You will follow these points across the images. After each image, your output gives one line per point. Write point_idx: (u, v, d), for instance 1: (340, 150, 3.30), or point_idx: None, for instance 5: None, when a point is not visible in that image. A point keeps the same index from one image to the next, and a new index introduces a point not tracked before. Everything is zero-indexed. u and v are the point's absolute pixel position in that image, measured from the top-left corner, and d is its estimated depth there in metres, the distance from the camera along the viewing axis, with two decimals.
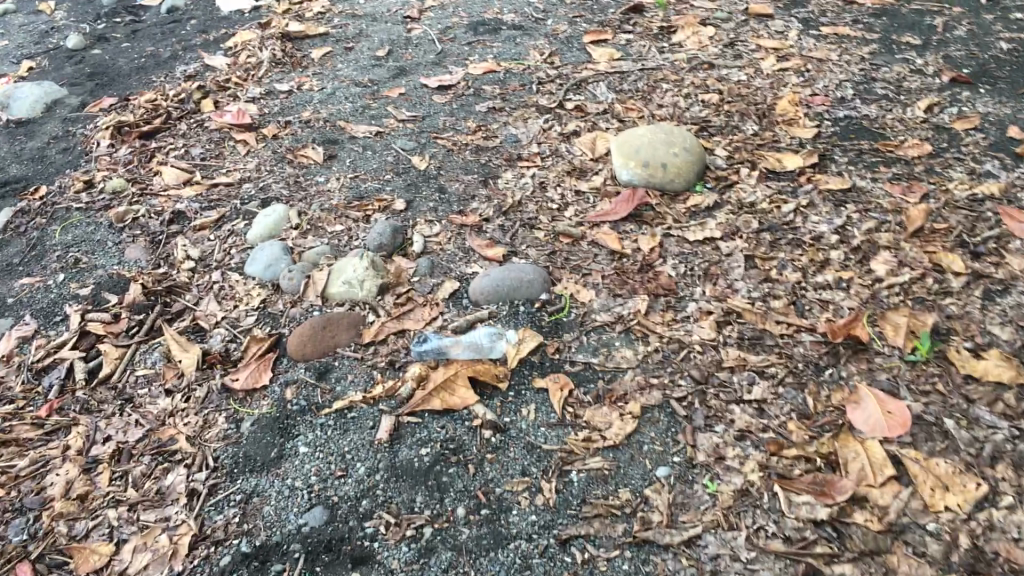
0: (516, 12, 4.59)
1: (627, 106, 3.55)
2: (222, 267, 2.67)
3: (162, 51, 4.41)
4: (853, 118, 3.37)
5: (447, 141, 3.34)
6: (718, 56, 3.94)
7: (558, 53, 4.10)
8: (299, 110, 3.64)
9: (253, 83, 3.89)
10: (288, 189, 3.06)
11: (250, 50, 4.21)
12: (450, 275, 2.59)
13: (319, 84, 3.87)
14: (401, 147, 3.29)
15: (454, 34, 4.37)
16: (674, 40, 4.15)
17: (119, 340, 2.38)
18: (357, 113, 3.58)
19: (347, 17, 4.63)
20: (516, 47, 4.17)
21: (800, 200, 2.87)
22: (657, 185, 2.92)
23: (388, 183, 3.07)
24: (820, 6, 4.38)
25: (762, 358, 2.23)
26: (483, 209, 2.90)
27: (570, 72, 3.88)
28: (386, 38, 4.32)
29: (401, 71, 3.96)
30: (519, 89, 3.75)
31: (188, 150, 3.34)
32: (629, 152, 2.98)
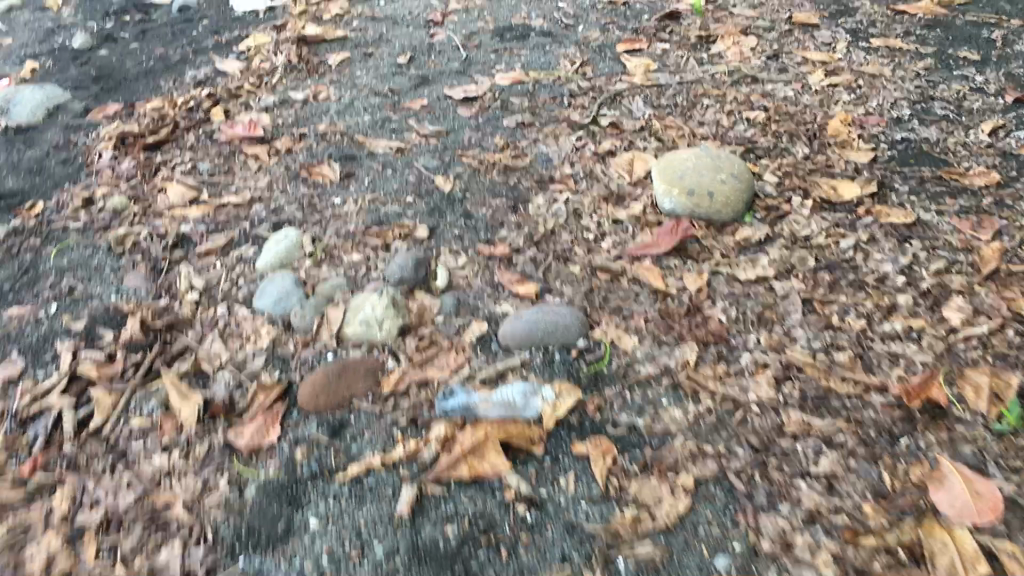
0: (545, 19, 4.37)
1: (665, 123, 3.32)
2: (228, 300, 2.45)
3: (171, 53, 4.20)
4: (912, 141, 3.11)
5: (473, 160, 3.11)
6: (761, 69, 3.69)
7: (590, 63, 3.86)
8: (316, 121, 3.42)
9: (266, 91, 3.67)
10: (302, 211, 2.84)
11: (264, 55, 3.98)
12: (478, 315, 2.36)
13: (336, 93, 3.65)
14: (424, 166, 3.07)
15: (479, 40, 4.15)
16: (713, 50, 3.91)
17: (113, 384, 2.15)
18: (376, 126, 3.36)
19: (367, 19, 4.41)
20: (545, 56, 3.94)
21: (860, 235, 2.62)
22: (702, 216, 2.67)
23: (409, 207, 2.85)
24: (868, 16, 4.13)
25: (829, 423, 1.99)
26: (513, 239, 2.68)
27: (603, 84, 3.65)
28: (408, 44, 4.11)
29: (423, 80, 3.73)
30: (549, 102, 3.52)
31: (196, 166, 3.12)
32: (672, 178, 2.74)
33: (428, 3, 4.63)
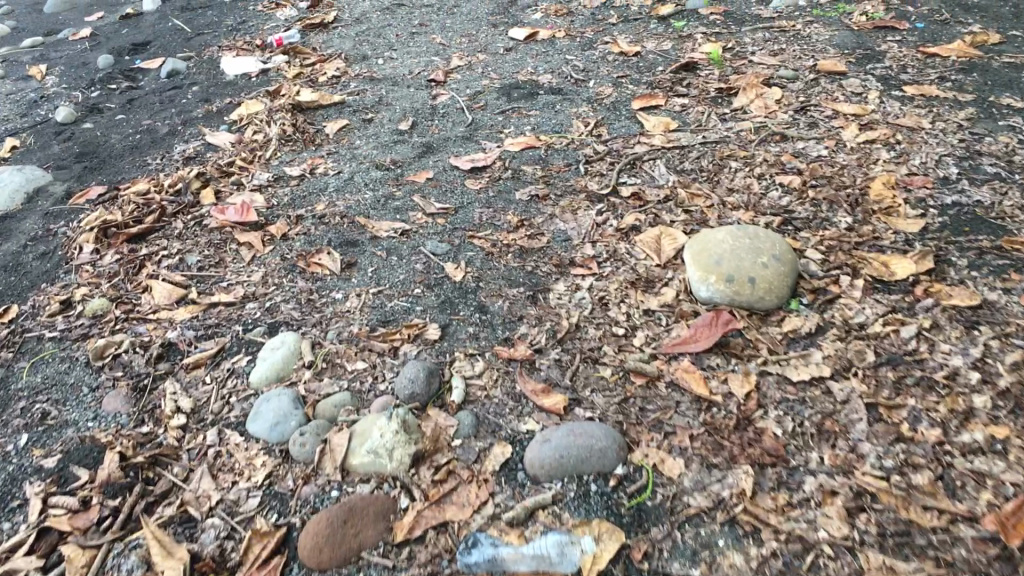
0: (553, 74, 4.16)
1: (691, 192, 3.07)
2: (219, 424, 2.18)
3: (159, 124, 3.98)
4: (964, 205, 2.85)
5: (485, 242, 2.87)
6: (789, 125, 3.45)
7: (604, 123, 3.63)
8: (314, 201, 3.18)
9: (260, 166, 3.44)
10: (300, 310, 2.59)
11: (258, 125, 3.77)
12: (500, 436, 2.09)
13: (335, 166, 3.42)
14: (431, 251, 2.82)
15: (485, 100, 3.92)
16: (735, 104, 3.67)
17: (87, 538, 1.88)
18: (379, 205, 3.11)
19: (365, 80, 4.20)
20: (556, 116, 3.71)
21: (921, 321, 2.36)
22: (743, 304, 2.41)
23: (418, 301, 2.60)
24: (896, 61, 3.90)
25: (916, 566, 1.69)
26: (533, 337, 2.42)
27: (620, 147, 3.41)
28: (410, 107, 3.88)
29: (427, 149, 3.50)
30: (564, 170, 3.28)
31: (184, 258, 2.88)
32: (707, 263, 2.48)
33: (429, 60, 4.42)
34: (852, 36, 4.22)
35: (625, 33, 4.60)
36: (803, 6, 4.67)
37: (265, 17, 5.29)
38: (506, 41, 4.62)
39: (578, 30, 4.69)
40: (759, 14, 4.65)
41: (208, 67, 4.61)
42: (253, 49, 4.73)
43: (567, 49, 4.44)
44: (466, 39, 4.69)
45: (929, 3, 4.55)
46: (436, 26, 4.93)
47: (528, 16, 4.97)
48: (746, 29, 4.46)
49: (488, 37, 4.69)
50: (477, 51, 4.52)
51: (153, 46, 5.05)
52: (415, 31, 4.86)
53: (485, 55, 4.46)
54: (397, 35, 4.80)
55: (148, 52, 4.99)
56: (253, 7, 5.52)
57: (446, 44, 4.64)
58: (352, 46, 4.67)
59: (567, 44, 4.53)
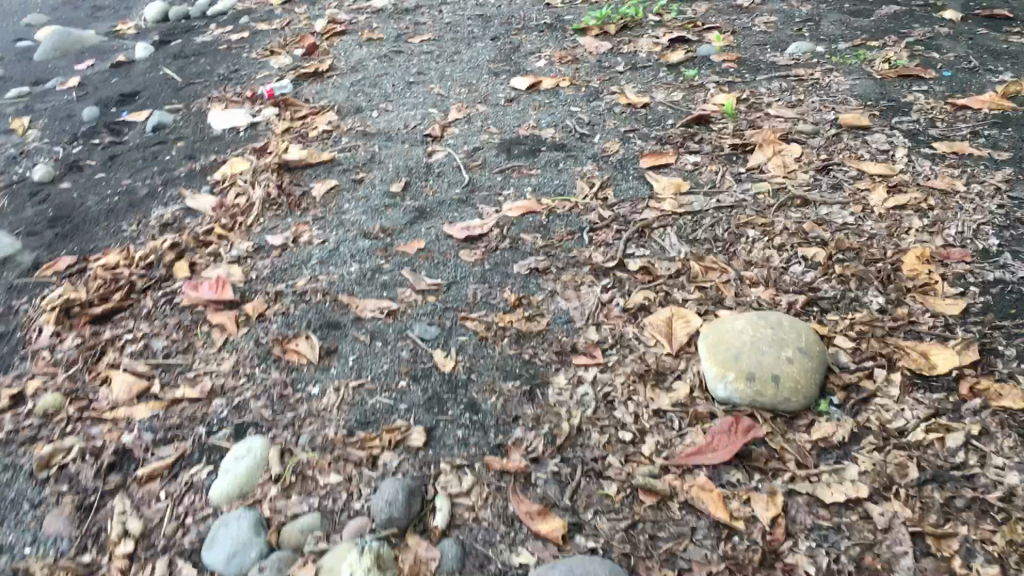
0: (556, 127, 3.93)
1: (705, 265, 2.81)
2: (171, 551, 1.93)
3: (139, 185, 3.77)
4: (1008, 283, 2.57)
5: (479, 324, 2.61)
6: (809, 188, 3.20)
7: (611, 184, 3.38)
8: (295, 274, 2.94)
9: (241, 234, 3.21)
10: (272, 407, 2.33)
11: (241, 187, 3.55)
12: (488, 570, 1.83)
13: (320, 234, 3.17)
14: (419, 336, 2.56)
15: (483, 157, 3.69)
16: (751, 163, 3.42)
17: None
18: (365, 279, 2.87)
19: (358, 135, 3.99)
20: (559, 176, 3.48)
21: (968, 426, 2.08)
22: (765, 405, 2.14)
23: (402, 397, 2.34)
24: (924, 114, 3.65)
25: None
26: (530, 443, 2.15)
27: (627, 211, 3.16)
28: (404, 165, 3.66)
29: (421, 214, 3.27)
30: (566, 239, 3.03)
31: (149, 343, 2.63)
32: (724, 356, 2.21)
33: (426, 112, 4.20)
34: (875, 85, 3.98)
35: (633, 82, 4.37)
36: (821, 52, 4.44)
37: (258, 65, 5.10)
38: (508, 91, 4.40)
39: (584, 79, 4.47)
40: (774, 61, 4.41)
41: (195, 120, 4.42)
42: (243, 101, 4.54)
43: (572, 100, 4.22)
44: (466, 89, 4.47)
45: (955, 50, 4.31)
46: (435, 75, 4.72)
47: (532, 62, 4.75)
48: (761, 77, 4.23)
49: (489, 87, 4.48)
50: (478, 102, 4.30)
51: (141, 97, 4.87)
52: (412, 80, 4.65)
53: (485, 106, 4.24)
54: (394, 85, 4.59)
55: (135, 103, 4.81)
56: (247, 53, 5.33)
57: (444, 94, 4.42)
58: (346, 98, 4.46)
59: (571, 94, 4.31)
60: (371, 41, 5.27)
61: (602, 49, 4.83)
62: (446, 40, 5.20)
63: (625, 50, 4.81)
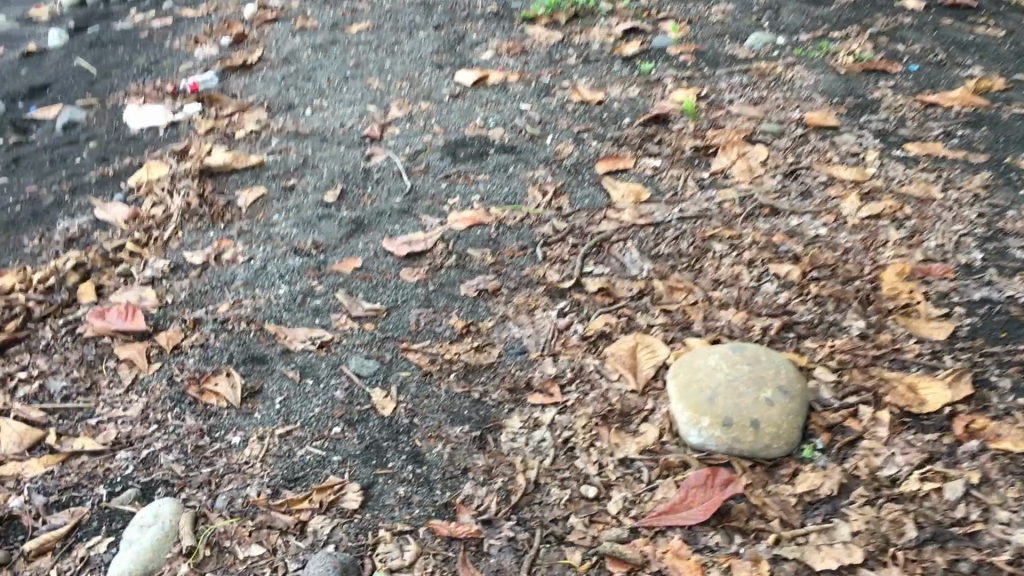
0: (505, 127, 3.66)
1: (670, 284, 2.58)
2: None
3: (44, 192, 3.42)
4: (996, 302, 2.36)
5: (422, 356, 2.34)
6: (776, 197, 3.00)
7: (565, 191, 3.13)
8: (216, 298, 2.63)
9: (156, 250, 2.89)
10: (185, 461, 2.03)
11: (158, 195, 3.21)
12: None
13: (246, 250, 2.86)
14: (355, 371, 2.28)
15: (426, 161, 3.41)
16: (713, 167, 3.21)
17: None
18: (294, 304, 2.57)
19: (290, 136, 3.68)
20: (508, 183, 3.22)
21: (967, 473, 1.85)
22: (744, 453, 1.91)
23: (336, 447, 2.06)
24: (893, 112, 3.50)
25: None
26: (481, 501, 1.89)
27: (583, 223, 2.92)
28: (339, 171, 3.36)
29: (358, 226, 2.98)
30: (517, 255, 2.78)
31: (47, 384, 2.31)
32: (696, 398, 1.98)
33: (364, 109, 3.90)
34: (840, 81, 3.82)
35: (586, 76, 4.12)
36: (783, 44, 4.27)
37: (182, 55, 4.73)
38: (453, 86, 4.11)
39: (533, 73, 4.21)
40: (734, 54, 4.22)
41: (111, 117, 4.05)
42: (164, 96, 4.17)
43: (521, 97, 3.95)
44: (408, 83, 4.18)
45: (920, 42, 4.17)
46: (374, 67, 4.40)
47: (478, 54, 4.47)
48: (720, 72, 4.02)
49: (433, 81, 4.19)
50: (420, 98, 4.01)
51: (52, 90, 4.48)
52: (350, 74, 4.34)
53: (428, 103, 3.95)
54: (330, 79, 4.27)
55: (45, 97, 4.42)
56: (170, 42, 4.95)
57: (384, 89, 4.12)
58: (278, 92, 4.13)
59: (521, 89, 4.04)
60: (305, 30, 4.93)
61: (552, 40, 4.57)
62: (386, 29, 4.88)
63: (577, 41, 4.55)
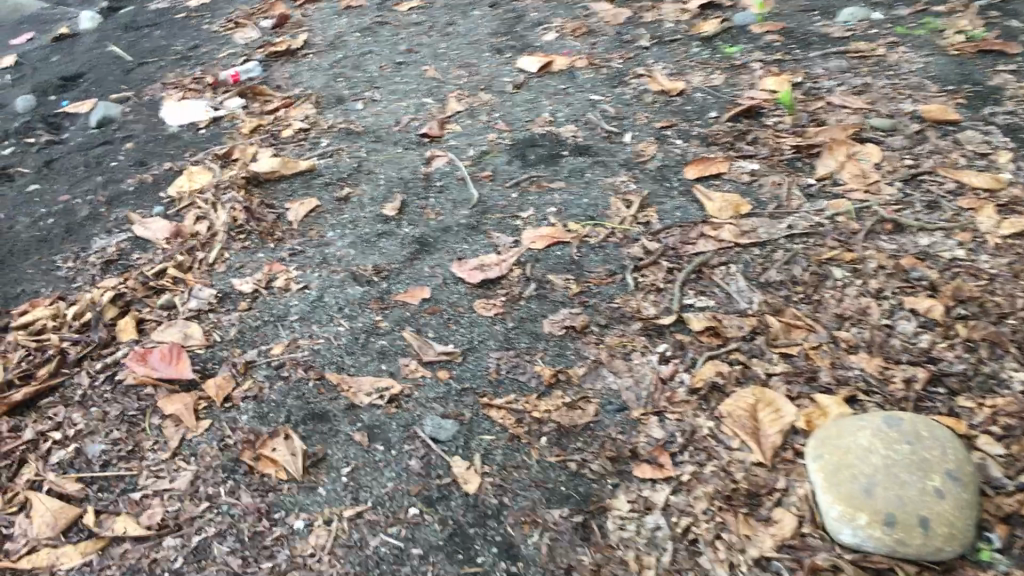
0: (577, 123, 3.31)
1: (787, 321, 2.24)
2: None
3: (78, 201, 3.14)
4: None
5: (508, 415, 2.03)
6: (897, 210, 2.63)
7: (652, 202, 2.79)
8: (269, 336, 2.34)
9: (201, 277, 2.60)
10: (241, 552, 1.75)
11: (201, 209, 2.92)
12: None
13: (299, 276, 2.56)
14: (432, 435, 1.98)
15: (493, 165, 3.07)
16: (819, 171, 2.84)
17: None
18: (357, 345, 2.27)
19: (341, 135, 3.36)
20: (587, 192, 2.87)
21: None
22: (909, 556, 1.59)
23: (416, 534, 1.76)
24: (1021, 102, 3.10)
25: None
26: None
27: (677, 243, 2.57)
28: (397, 177, 3.04)
29: (423, 245, 2.67)
30: (606, 283, 2.45)
31: (83, 447, 2.01)
32: (847, 488, 1.66)
33: (420, 103, 3.57)
34: (953, 65, 3.41)
35: (662, 61, 3.73)
36: (880, 20, 3.84)
37: (221, 40, 4.41)
38: (515, 74, 3.75)
39: (603, 57, 3.83)
40: (826, 32, 3.80)
41: (147, 113, 3.75)
42: (203, 89, 3.87)
43: (592, 86, 3.58)
44: (466, 71, 3.83)
45: None
46: (428, 52, 4.06)
47: (540, 36, 4.09)
48: (813, 55, 3.61)
49: (492, 68, 3.83)
50: (480, 88, 3.66)
51: (86, 80, 4.20)
52: (402, 60, 3.99)
53: (489, 94, 3.60)
54: (380, 67, 3.94)
55: (77, 89, 4.13)
56: (208, 25, 4.63)
57: (440, 79, 3.78)
58: (325, 84, 3.81)
59: (590, 76, 3.67)
60: (351, 10, 4.58)
61: (620, 18, 4.17)
62: (437, 7, 4.51)
63: (647, 18, 4.15)
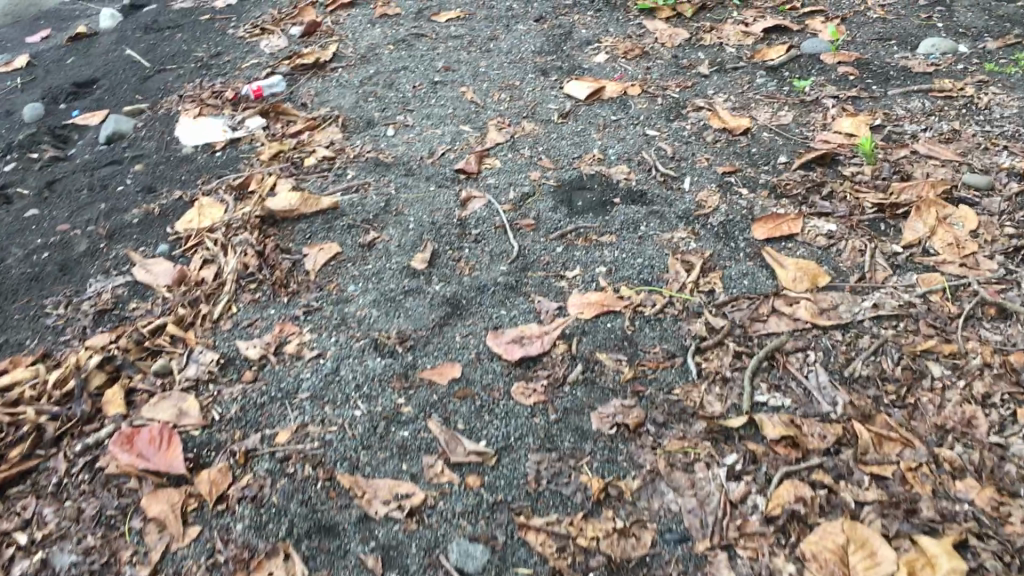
0: (630, 162, 2.98)
1: (879, 431, 1.89)
2: None
3: (76, 232, 2.88)
4: None
5: (547, 541, 1.72)
6: (1001, 289, 2.27)
7: (715, 265, 2.45)
8: (275, 418, 2.04)
9: (203, 336, 2.31)
10: None
11: (210, 252, 2.63)
12: None
13: (314, 341, 2.26)
14: (459, 564, 1.69)
15: (535, 211, 2.75)
16: (907, 237, 2.49)
17: None
18: (374, 437, 1.97)
19: (369, 166, 3.06)
20: (641, 249, 2.55)
21: None
22: None
23: None
24: None
25: None
26: None
27: (746, 320, 2.24)
28: (429, 220, 2.73)
29: (455, 307, 2.36)
30: (663, 367, 2.12)
31: (50, 558, 1.77)
32: None
33: (456, 131, 3.26)
34: None
35: (723, 92, 3.39)
36: (967, 54, 3.47)
37: (246, 48, 4.12)
38: (561, 100, 3.43)
39: (658, 84, 3.49)
40: (907, 64, 3.44)
41: (161, 129, 3.47)
42: (223, 104, 3.58)
43: (646, 118, 3.25)
44: (508, 94, 3.51)
45: None
46: (467, 70, 3.74)
47: (589, 56, 3.76)
48: (893, 92, 3.25)
49: (536, 92, 3.50)
50: (523, 116, 3.34)
51: (99, 87, 3.93)
52: (438, 79, 3.68)
53: (532, 123, 3.28)
54: (415, 86, 3.62)
55: (90, 97, 3.86)
56: (234, 30, 4.34)
57: (479, 103, 3.46)
58: (354, 104, 3.51)
59: (644, 106, 3.34)
60: (386, 19, 4.27)
61: (677, 39, 3.83)
62: (478, 19, 4.19)
63: (707, 40, 3.80)
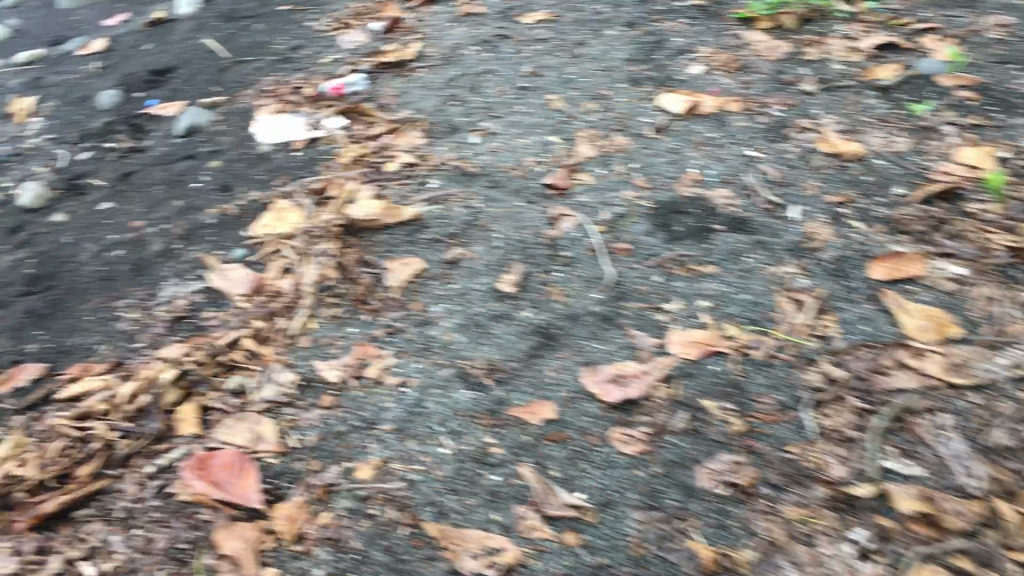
0: (731, 185, 2.78)
1: None
2: None
3: (150, 228, 2.78)
4: None
5: None
6: None
7: (830, 306, 2.26)
8: (356, 450, 1.90)
9: (280, 353, 2.18)
10: None
11: (287, 260, 2.51)
12: None
13: (396, 366, 2.12)
14: None
15: (630, 234, 2.58)
16: None
17: None
18: (463, 480, 1.82)
19: (453, 175, 2.91)
20: (747, 283, 2.36)
21: None
22: None
23: None
24: None
25: None
26: None
27: (867, 372, 2.04)
28: (516, 238, 2.57)
29: (546, 337, 2.20)
30: (776, 419, 1.94)
31: None
32: None
33: (544, 142, 3.09)
34: None
35: (830, 112, 3.17)
36: None
37: (326, 42, 4.00)
38: (655, 112, 3.24)
39: (758, 100, 3.28)
40: None
41: (238, 124, 3.36)
42: (302, 102, 3.46)
43: (747, 137, 3.05)
44: (598, 104, 3.33)
45: None
46: (554, 76, 3.57)
47: (683, 67, 3.56)
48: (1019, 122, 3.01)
49: (628, 103, 3.32)
50: (614, 129, 3.16)
51: (176, 76, 3.84)
52: (524, 84, 3.51)
53: (624, 137, 3.10)
54: (500, 91, 3.46)
55: (166, 86, 3.77)
56: (313, 22, 4.22)
57: (568, 112, 3.29)
58: (437, 107, 3.36)
59: (745, 123, 3.13)
60: (469, 18, 4.11)
61: (778, 53, 3.61)
62: (565, 22, 4.01)
63: (810, 55, 3.58)
